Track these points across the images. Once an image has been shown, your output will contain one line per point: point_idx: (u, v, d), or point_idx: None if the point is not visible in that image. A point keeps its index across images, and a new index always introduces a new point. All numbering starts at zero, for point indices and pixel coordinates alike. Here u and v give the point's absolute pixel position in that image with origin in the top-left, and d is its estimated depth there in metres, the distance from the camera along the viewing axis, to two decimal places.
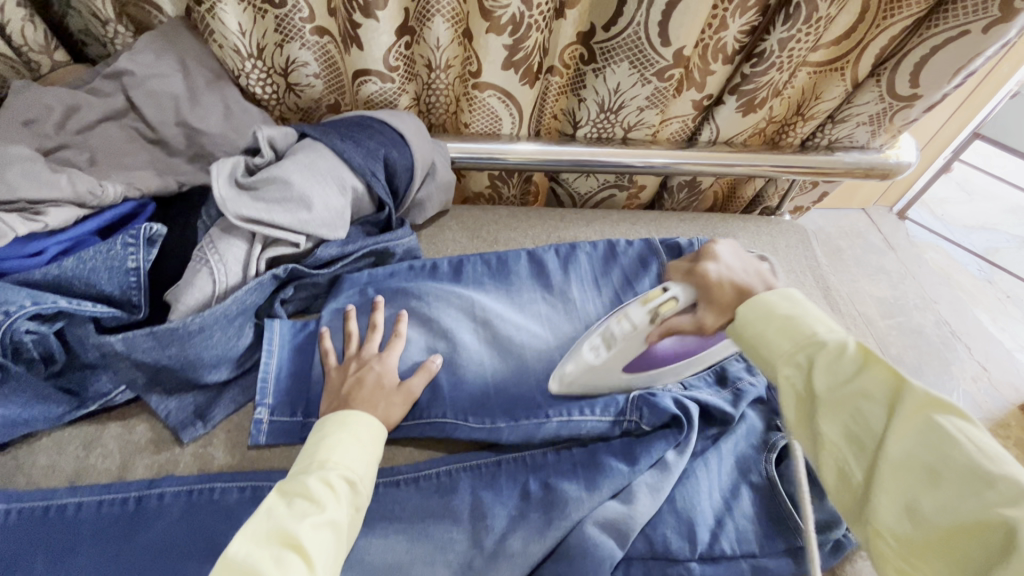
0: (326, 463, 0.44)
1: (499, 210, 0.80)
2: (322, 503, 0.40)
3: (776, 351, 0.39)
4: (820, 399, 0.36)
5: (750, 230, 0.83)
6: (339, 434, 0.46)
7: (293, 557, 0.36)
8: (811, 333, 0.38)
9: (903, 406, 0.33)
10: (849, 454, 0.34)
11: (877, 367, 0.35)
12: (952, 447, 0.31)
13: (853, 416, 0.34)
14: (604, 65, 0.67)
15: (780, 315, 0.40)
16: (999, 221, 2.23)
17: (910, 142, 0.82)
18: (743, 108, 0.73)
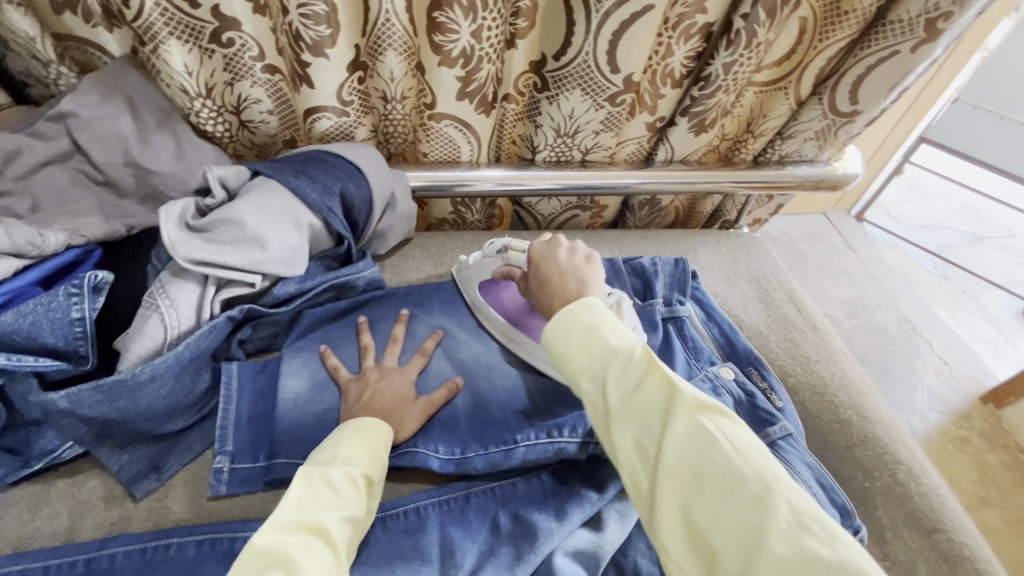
0: (349, 461, 0.45)
1: (463, 235, 0.80)
2: (344, 501, 0.42)
3: (580, 367, 0.45)
4: (614, 414, 0.40)
5: (711, 244, 0.85)
6: (362, 435, 0.47)
7: (321, 549, 0.37)
8: (607, 345, 0.44)
9: (675, 412, 0.38)
10: (640, 465, 0.38)
11: (653, 377, 0.40)
12: (712, 448, 0.36)
13: (638, 425, 0.39)
14: (557, 92, 0.69)
15: (585, 328, 0.46)
16: (950, 219, 2.34)
17: (856, 154, 0.85)
18: (695, 129, 0.75)
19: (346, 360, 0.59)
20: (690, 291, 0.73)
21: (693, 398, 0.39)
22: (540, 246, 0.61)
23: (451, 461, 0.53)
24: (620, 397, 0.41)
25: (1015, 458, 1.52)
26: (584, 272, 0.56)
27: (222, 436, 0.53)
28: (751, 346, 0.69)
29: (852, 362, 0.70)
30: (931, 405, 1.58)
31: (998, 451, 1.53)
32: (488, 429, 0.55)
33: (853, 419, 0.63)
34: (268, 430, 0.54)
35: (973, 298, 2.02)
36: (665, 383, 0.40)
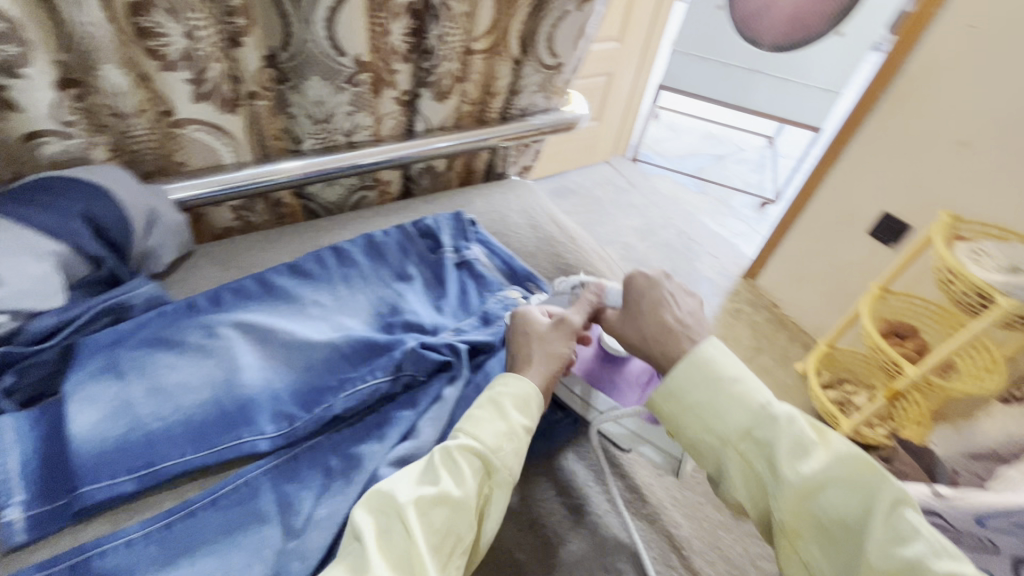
0: (460, 437, 0.52)
1: (250, 237, 0.81)
2: (439, 480, 0.49)
3: (731, 423, 0.51)
4: (790, 487, 0.47)
5: (486, 195, 0.96)
6: (484, 401, 0.55)
7: (393, 530, 0.46)
8: (760, 406, 0.51)
9: (877, 506, 0.44)
10: (820, 542, 0.46)
11: (854, 462, 0.47)
12: (882, 495, 0.45)
13: (818, 525, 0.46)
14: (298, 79, 0.74)
15: (730, 383, 0.52)
16: (699, 147, 2.89)
17: (578, 99, 1.05)
18: (438, 96, 0.85)
19: (138, 379, 0.58)
20: (476, 232, 0.84)
21: (890, 489, 0.45)
22: (639, 278, 0.64)
23: (280, 434, 0.57)
24: (799, 473, 0.47)
25: (771, 312, 1.94)
26: (666, 300, 0.61)
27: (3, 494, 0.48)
28: (527, 265, 0.82)
29: (601, 261, 0.88)
30: (712, 292, 1.98)
31: (760, 311, 1.94)
32: (308, 393, 0.60)
33: None
34: (62, 471, 0.51)
35: (725, 203, 2.54)
36: (870, 470, 0.46)
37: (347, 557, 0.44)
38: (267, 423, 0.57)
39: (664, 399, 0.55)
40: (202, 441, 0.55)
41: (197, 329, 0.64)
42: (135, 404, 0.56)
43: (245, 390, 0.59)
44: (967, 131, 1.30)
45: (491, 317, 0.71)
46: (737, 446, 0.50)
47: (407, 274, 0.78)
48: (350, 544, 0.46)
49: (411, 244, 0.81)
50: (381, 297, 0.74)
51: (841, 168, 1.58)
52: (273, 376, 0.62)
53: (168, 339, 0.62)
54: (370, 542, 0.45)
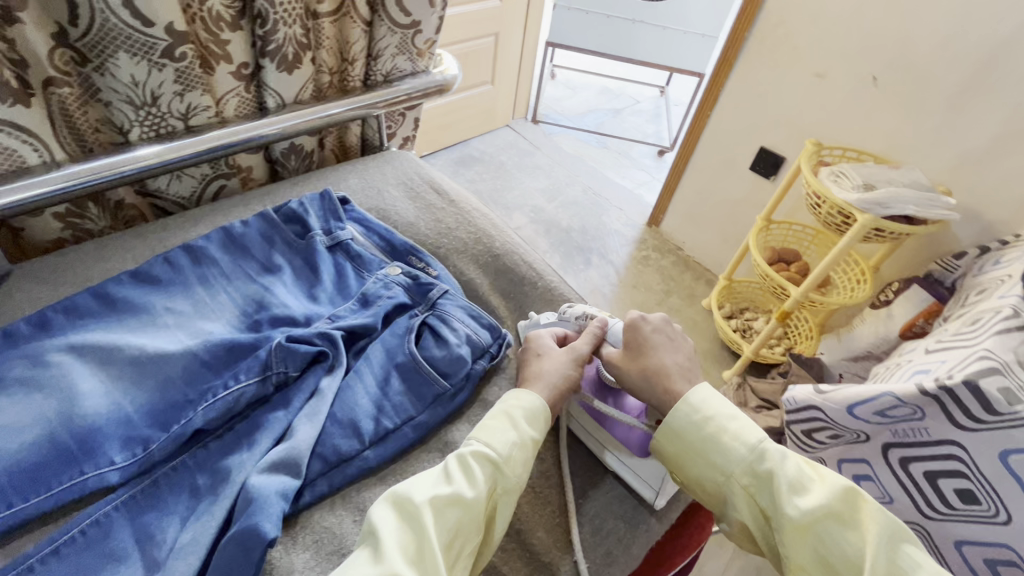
0: (471, 443, 0.52)
1: (83, 246, 0.71)
2: (453, 480, 0.48)
3: (734, 463, 0.54)
4: (788, 518, 0.49)
5: (361, 170, 0.91)
6: (497, 413, 0.55)
7: (406, 529, 0.45)
8: (756, 443, 0.54)
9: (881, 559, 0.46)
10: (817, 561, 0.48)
11: (839, 491, 0.50)
12: (874, 530, 0.47)
13: (815, 540, 0.48)
14: (102, 60, 0.64)
15: (732, 423, 0.56)
16: (597, 103, 2.92)
17: (448, 60, 1.00)
18: (285, 67, 0.77)
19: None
20: (348, 211, 0.79)
21: (884, 522, 0.48)
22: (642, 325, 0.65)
23: (133, 462, 0.51)
24: (798, 506, 0.49)
25: (677, 255, 2.03)
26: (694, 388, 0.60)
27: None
28: (407, 238, 0.79)
29: (489, 225, 0.86)
30: (621, 243, 2.04)
31: (667, 255, 2.02)
32: (166, 411, 0.55)
33: (494, 266, 0.79)
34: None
35: (627, 156, 2.60)
36: (855, 502, 0.49)
37: (369, 550, 0.43)
38: (118, 452, 0.51)
39: (666, 437, 0.57)
40: (35, 486, 0.48)
41: (14, 360, 0.55)
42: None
43: (85, 421, 0.52)
44: (821, 63, 1.39)
45: (370, 298, 0.68)
46: (738, 478, 0.53)
47: (275, 265, 0.72)
48: (367, 537, 0.45)
49: (276, 232, 0.74)
50: (246, 294, 0.68)
51: (721, 109, 1.65)
52: (119, 398, 0.55)
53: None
54: (391, 536, 0.44)
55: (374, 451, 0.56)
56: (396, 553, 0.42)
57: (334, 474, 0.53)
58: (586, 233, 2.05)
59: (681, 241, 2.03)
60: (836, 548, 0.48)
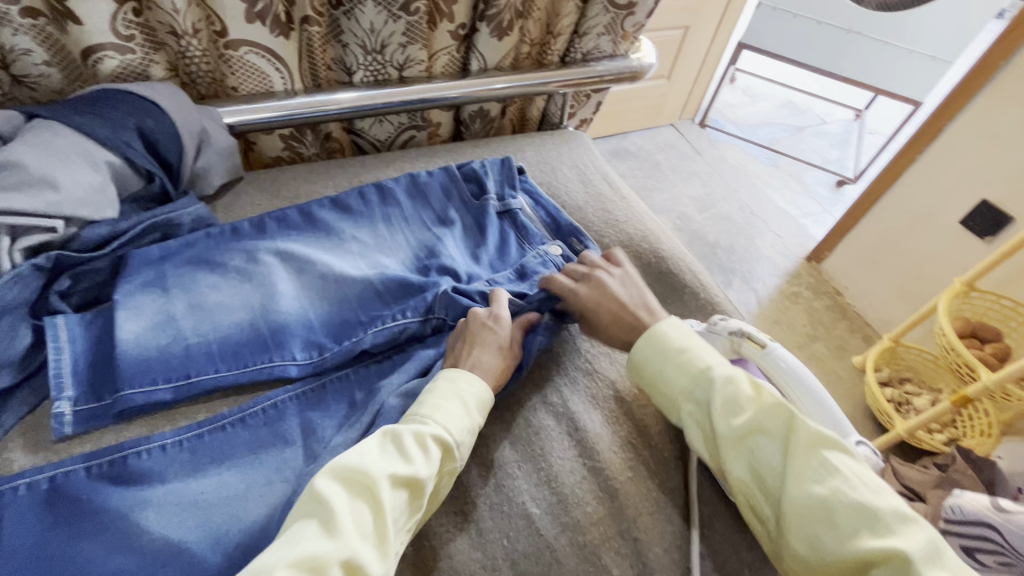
0: (426, 420, 0.48)
1: (298, 168, 0.81)
2: (409, 459, 0.45)
3: (681, 389, 0.54)
4: (723, 437, 0.50)
5: (537, 143, 0.92)
6: (445, 391, 0.51)
7: (362, 509, 0.42)
8: (702, 369, 0.53)
9: (799, 449, 0.47)
10: (751, 482, 0.49)
11: (774, 410, 0.49)
12: (801, 438, 0.47)
13: (748, 453, 0.49)
14: (352, 6, 0.71)
15: (678, 353, 0.55)
16: (776, 116, 2.66)
17: (649, 46, 0.97)
18: (497, 33, 0.80)
19: (178, 296, 0.59)
20: (523, 180, 0.81)
21: (810, 431, 0.47)
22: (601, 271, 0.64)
23: (310, 362, 0.58)
24: (731, 424, 0.50)
25: (833, 300, 1.80)
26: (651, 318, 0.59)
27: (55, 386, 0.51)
28: (573, 220, 0.78)
29: (655, 221, 0.83)
30: (770, 272, 1.87)
31: (821, 297, 1.81)
32: (342, 326, 0.61)
33: (652, 264, 0.76)
34: (109, 374, 0.54)
35: (798, 179, 2.35)
36: (793, 420, 0.48)
37: (320, 521, 0.40)
38: (299, 351, 0.58)
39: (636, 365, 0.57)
40: (234, 362, 0.57)
41: (236, 252, 0.65)
42: (175, 319, 0.57)
43: (279, 317, 0.60)
44: None
45: (528, 272, 0.69)
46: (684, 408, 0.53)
47: (448, 218, 0.76)
48: (311, 509, 0.41)
49: (455, 186, 0.78)
50: (420, 239, 0.73)
51: (942, 146, 1.41)
52: (306, 305, 0.62)
53: (212, 261, 0.63)
54: (341, 510, 0.41)
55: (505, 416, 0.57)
56: (349, 528, 0.40)
57: None
58: (733, 253, 1.90)
59: (844, 285, 1.80)
60: (768, 463, 0.48)
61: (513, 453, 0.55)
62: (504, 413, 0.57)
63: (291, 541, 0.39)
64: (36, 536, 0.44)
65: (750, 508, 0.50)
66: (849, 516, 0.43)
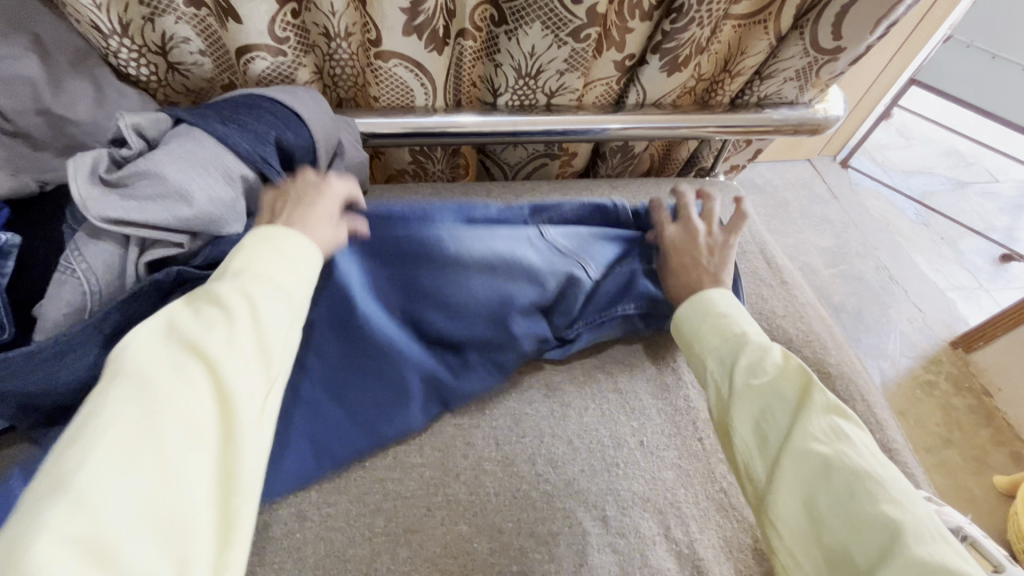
0: (241, 272, 0.41)
1: (422, 188, 0.76)
2: (227, 308, 0.39)
3: (710, 347, 0.51)
4: (737, 392, 0.45)
5: (682, 194, 0.81)
6: (259, 245, 0.44)
7: (193, 375, 0.35)
8: (738, 333, 0.50)
9: (807, 410, 0.43)
10: (755, 444, 0.44)
11: (790, 376, 0.45)
12: (814, 404, 0.43)
13: (760, 409, 0.44)
14: (516, 26, 0.63)
15: (718, 316, 0.52)
16: (935, 165, 2.30)
17: (839, 96, 0.81)
18: (668, 68, 0.69)
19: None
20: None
21: (824, 397, 0.43)
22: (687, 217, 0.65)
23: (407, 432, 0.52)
24: (746, 381, 0.46)
25: (978, 400, 1.55)
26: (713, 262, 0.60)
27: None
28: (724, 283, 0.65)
29: (820, 315, 0.69)
30: (903, 351, 1.61)
31: (962, 394, 1.55)
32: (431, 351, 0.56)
33: (814, 375, 0.62)
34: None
35: (952, 245, 2.02)
36: (804, 385, 0.44)
37: (136, 386, 0.33)
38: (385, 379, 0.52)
39: (685, 319, 0.55)
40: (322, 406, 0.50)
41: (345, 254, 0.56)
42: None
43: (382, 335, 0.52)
44: None
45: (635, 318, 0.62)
46: (708, 367, 0.50)
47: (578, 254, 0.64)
48: (118, 387, 0.33)
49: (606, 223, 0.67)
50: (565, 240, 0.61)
51: None
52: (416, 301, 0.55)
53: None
54: (164, 389, 0.33)
55: (619, 544, 0.48)
56: (177, 395, 0.34)
57: (574, 552, 0.47)
58: (861, 321, 1.65)
59: (996, 386, 1.55)
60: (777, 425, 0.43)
61: None
62: (617, 540, 0.48)
63: (90, 443, 0.30)
64: None
65: (742, 473, 0.44)
66: (844, 478, 0.38)
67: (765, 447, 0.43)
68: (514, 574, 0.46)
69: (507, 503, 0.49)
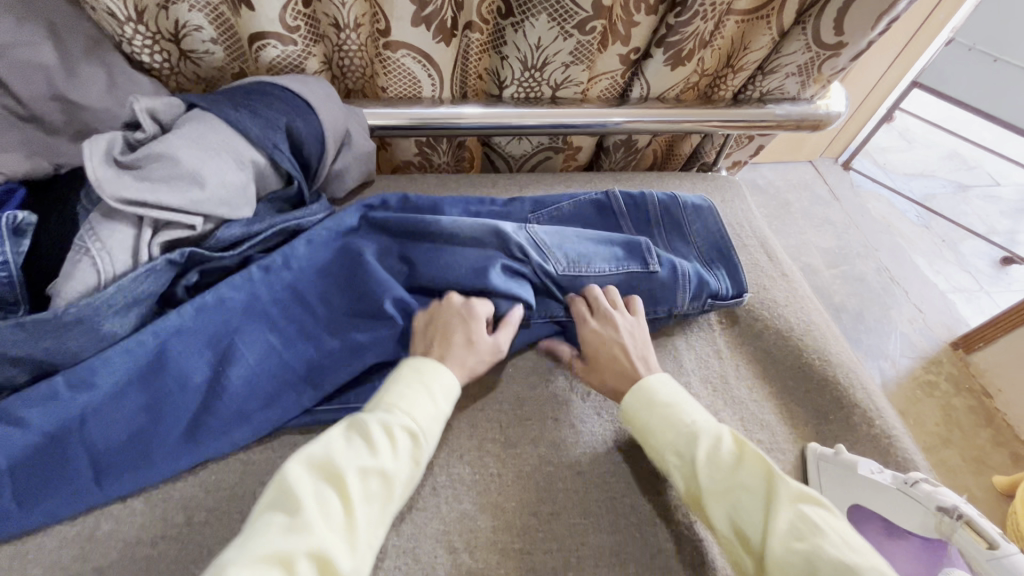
0: (392, 410, 0.45)
1: (428, 179, 0.77)
2: (373, 451, 0.42)
3: (662, 439, 0.48)
4: (707, 491, 0.44)
5: (684, 188, 0.82)
6: (407, 377, 0.47)
7: (331, 499, 0.39)
8: (687, 425, 0.48)
9: (775, 497, 0.42)
10: (739, 548, 0.43)
11: (750, 462, 0.45)
12: (779, 496, 0.42)
13: (732, 508, 0.43)
14: (523, 18, 0.64)
15: (663, 406, 0.49)
16: (936, 168, 2.31)
17: (841, 92, 0.82)
18: (671, 62, 0.70)
19: (290, 321, 0.55)
20: (698, 243, 0.67)
21: (789, 486, 0.43)
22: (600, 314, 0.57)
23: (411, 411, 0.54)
24: (711, 478, 0.45)
25: (978, 401, 1.56)
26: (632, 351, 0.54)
27: (147, 394, 0.48)
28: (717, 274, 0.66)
29: (820, 307, 0.69)
30: (903, 352, 1.62)
31: (962, 395, 1.55)
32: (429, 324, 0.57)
33: (814, 364, 0.63)
34: (200, 395, 0.49)
35: (953, 247, 2.02)
36: (767, 473, 0.44)
37: (284, 510, 0.38)
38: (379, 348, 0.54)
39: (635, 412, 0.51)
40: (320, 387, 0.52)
41: (356, 243, 0.60)
42: (282, 350, 0.53)
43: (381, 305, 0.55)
44: None
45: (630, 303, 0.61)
46: (669, 461, 0.47)
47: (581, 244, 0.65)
48: (276, 497, 0.39)
49: (606, 220, 0.69)
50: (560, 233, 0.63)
51: None
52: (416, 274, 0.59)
53: (329, 270, 0.58)
54: (308, 501, 0.39)
55: (619, 524, 0.49)
56: (327, 515, 0.39)
57: (575, 531, 0.48)
58: (862, 322, 1.66)
59: (996, 387, 1.55)
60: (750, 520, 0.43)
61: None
62: (618, 521, 0.49)
63: (254, 536, 0.37)
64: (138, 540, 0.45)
65: (733, 564, 0.44)
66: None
67: (749, 549, 0.42)
68: (517, 552, 0.46)
69: (510, 483, 0.50)
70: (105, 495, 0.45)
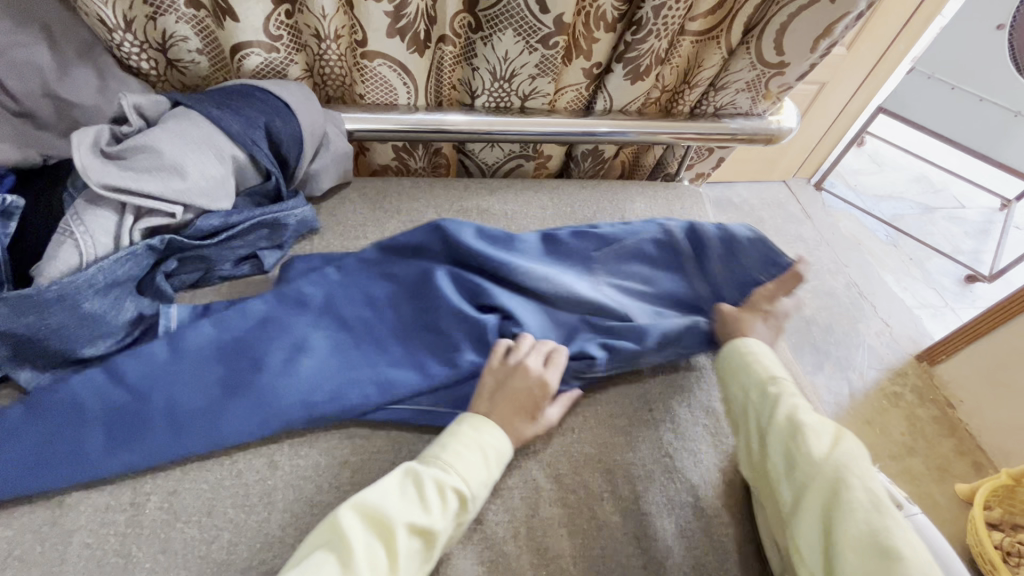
0: (447, 467, 0.46)
1: (403, 181, 0.81)
2: (426, 506, 0.44)
3: (749, 381, 0.54)
4: (773, 426, 0.49)
5: (646, 195, 0.87)
6: (467, 439, 0.48)
7: (380, 554, 0.41)
8: (767, 376, 0.54)
9: (838, 446, 0.47)
10: (783, 475, 0.47)
11: (825, 419, 0.50)
12: (840, 443, 0.47)
13: (790, 438, 0.48)
14: (491, 32, 0.69)
15: (752, 358, 0.56)
16: (904, 190, 2.41)
17: (791, 108, 0.88)
18: (631, 76, 0.76)
19: (317, 325, 0.58)
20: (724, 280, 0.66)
21: (852, 443, 0.47)
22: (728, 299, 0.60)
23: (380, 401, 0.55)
24: (781, 414, 0.50)
25: (942, 411, 1.61)
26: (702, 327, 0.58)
27: (174, 379, 0.52)
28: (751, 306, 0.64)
29: None
30: (870, 364, 1.67)
31: (927, 405, 1.61)
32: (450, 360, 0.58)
33: None
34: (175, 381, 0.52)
35: (918, 265, 2.10)
36: (835, 433, 0.48)
37: (333, 557, 0.40)
38: (400, 366, 0.57)
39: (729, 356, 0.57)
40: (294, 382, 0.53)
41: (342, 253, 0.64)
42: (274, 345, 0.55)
43: (445, 325, 0.59)
44: None
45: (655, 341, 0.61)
46: (750, 399, 0.53)
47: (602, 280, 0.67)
48: (328, 542, 0.41)
49: (668, 254, 0.69)
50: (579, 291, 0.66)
51: None
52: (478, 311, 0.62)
53: (398, 279, 0.63)
54: (358, 548, 0.41)
55: (569, 497, 0.52)
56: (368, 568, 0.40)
57: (527, 504, 0.51)
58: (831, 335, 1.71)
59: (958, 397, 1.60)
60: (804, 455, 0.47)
61: (570, 545, 0.49)
62: (568, 495, 0.52)
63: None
64: (101, 508, 0.46)
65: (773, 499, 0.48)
66: (862, 509, 0.42)
67: (793, 474, 0.46)
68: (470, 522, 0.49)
69: None
70: (77, 471, 0.46)
